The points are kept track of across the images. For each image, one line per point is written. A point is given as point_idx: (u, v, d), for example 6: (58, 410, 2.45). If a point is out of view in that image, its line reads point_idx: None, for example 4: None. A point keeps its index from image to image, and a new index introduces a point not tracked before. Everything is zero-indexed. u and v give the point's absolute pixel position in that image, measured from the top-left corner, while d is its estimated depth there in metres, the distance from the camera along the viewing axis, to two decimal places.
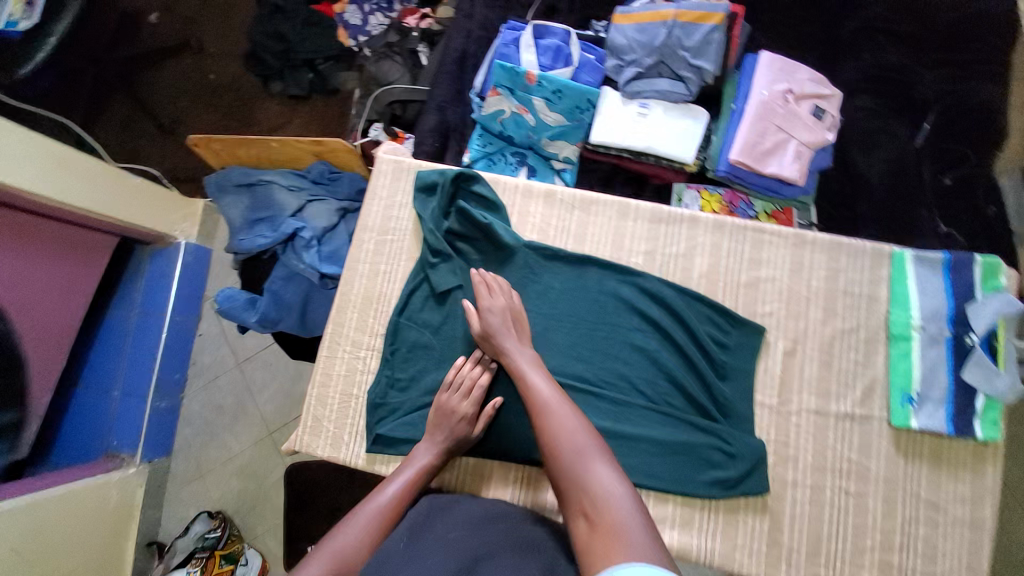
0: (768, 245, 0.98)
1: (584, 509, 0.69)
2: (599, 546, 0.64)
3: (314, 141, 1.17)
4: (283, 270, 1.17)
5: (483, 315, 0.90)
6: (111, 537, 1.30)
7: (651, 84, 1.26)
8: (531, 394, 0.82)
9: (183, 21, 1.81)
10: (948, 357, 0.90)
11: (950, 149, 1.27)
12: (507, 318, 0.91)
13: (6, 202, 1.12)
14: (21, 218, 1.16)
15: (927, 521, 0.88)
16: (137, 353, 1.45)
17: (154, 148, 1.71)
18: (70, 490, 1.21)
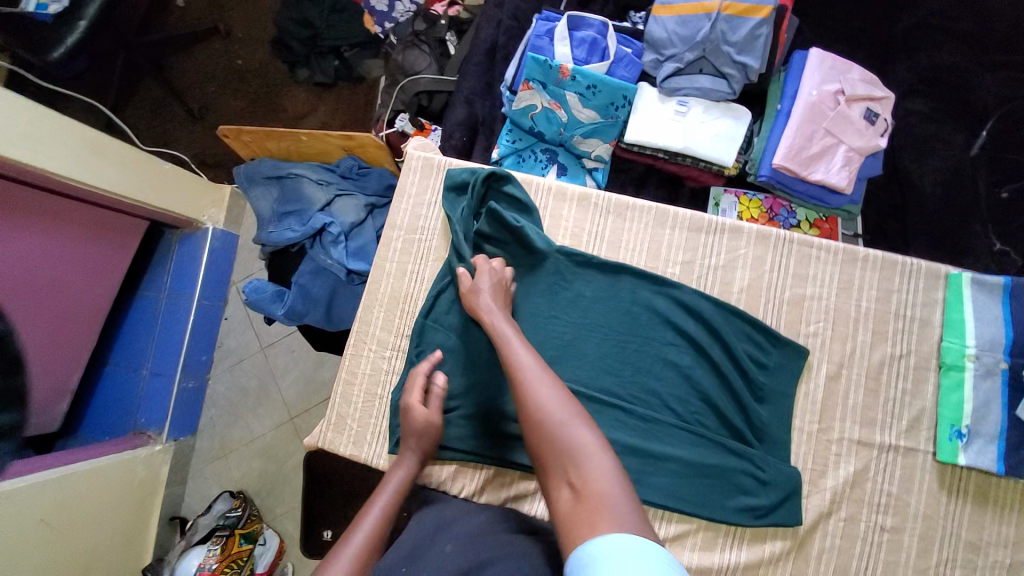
0: (814, 260, 0.93)
1: (570, 478, 0.61)
2: (583, 523, 0.55)
3: (345, 135, 1.15)
4: (310, 264, 1.16)
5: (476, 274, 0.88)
6: (136, 511, 1.33)
7: (691, 80, 1.20)
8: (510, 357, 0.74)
9: (212, 5, 1.80)
10: (1002, 393, 0.84)
11: (1010, 161, 1.19)
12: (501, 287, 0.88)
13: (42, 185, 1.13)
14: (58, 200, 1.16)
15: (966, 563, 0.85)
16: (166, 334, 1.46)
17: (183, 133, 1.72)
18: (102, 463, 1.23)
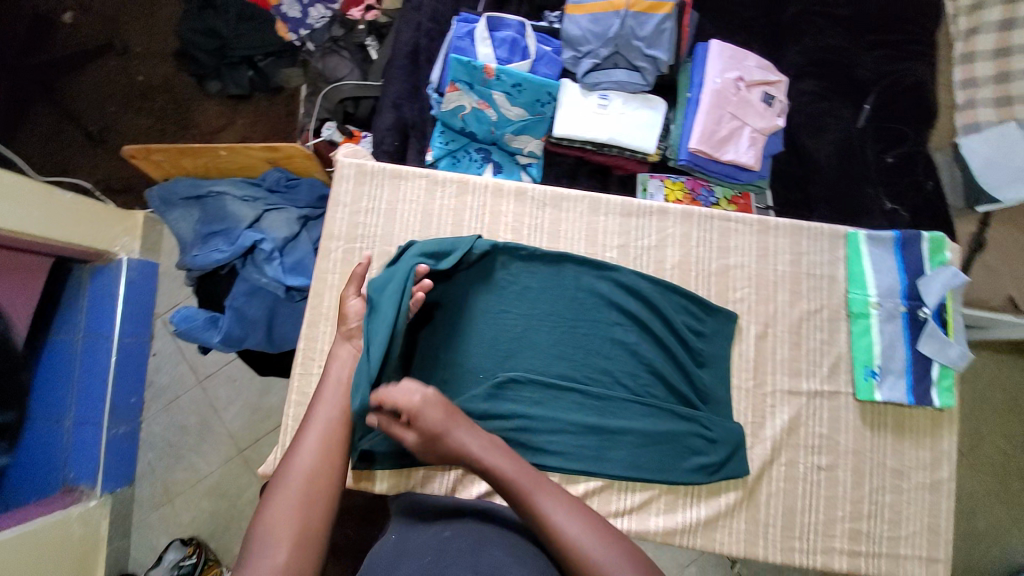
0: (734, 232, 1.01)
1: None
2: None
3: (267, 147, 1.09)
4: (244, 285, 1.10)
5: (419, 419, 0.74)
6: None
7: (608, 75, 1.26)
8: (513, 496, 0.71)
9: (104, 19, 1.67)
10: (903, 331, 0.96)
11: (890, 128, 1.35)
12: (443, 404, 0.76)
13: None
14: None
15: (892, 488, 0.95)
16: (88, 378, 1.34)
17: (85, 159, 1.58)
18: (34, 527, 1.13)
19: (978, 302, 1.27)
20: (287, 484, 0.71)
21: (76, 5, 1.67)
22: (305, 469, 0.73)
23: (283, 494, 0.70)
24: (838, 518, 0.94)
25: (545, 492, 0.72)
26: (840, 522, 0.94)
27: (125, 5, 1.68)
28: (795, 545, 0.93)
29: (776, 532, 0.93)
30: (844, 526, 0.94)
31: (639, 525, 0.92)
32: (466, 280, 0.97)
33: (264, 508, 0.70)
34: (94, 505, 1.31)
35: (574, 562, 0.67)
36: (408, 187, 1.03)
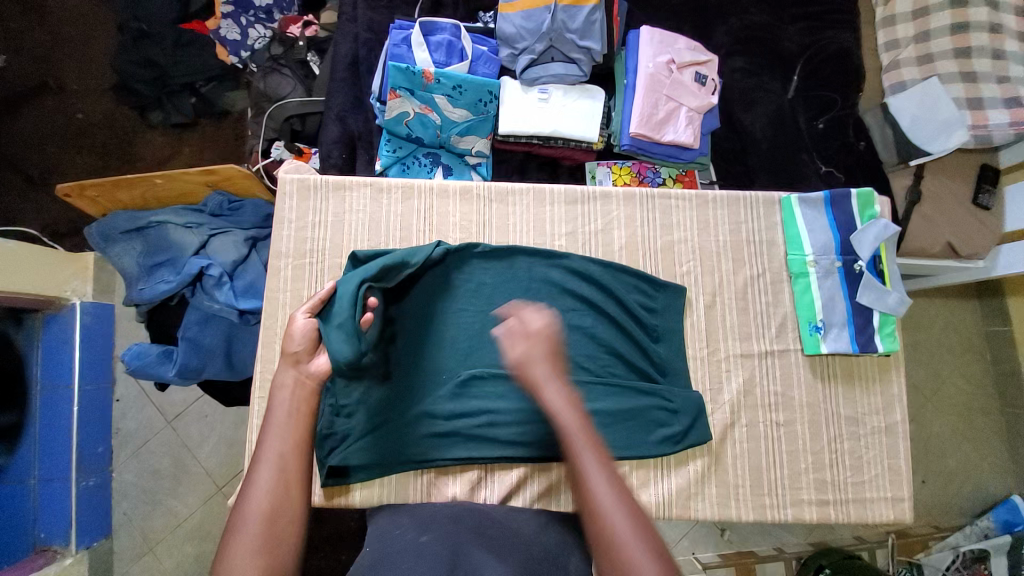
0: (675, 209, 1.04)
1: None
2: None
3: (204, 170, 1.09)
4: (197, 314, 1.10)
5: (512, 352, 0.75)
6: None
7: (547, 69, 1.28)
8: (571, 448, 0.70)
9: (33, 59, 1.62)
10: (842, 285, 1.01)
11: (819, 96, 1.41)
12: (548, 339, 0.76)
13: None
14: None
15: (850, 435, 1.00)
16: (49, 433, 1.31)
17: (27, 205, 1.53)
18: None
19: (920, 251, 1.32)
20: (244, 530, 0.66)
21: (4, 48, 1.62)
22: (263, 511, 0.67)
23: (241, 541, 0.65)
24: (802, 470, 0.98)
25: (600, 460, 0.69)
26: (805, 474, 0.98)
27: (56, 42, 1.63)
28: (766, 502, 0.96)
29: (746, 492, 0.96)
30: (809, 477, 0.98)
31: None
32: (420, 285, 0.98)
33: (222, 558, 0.64)
34: (69, 563, 1.27)
35: (603, 533, 0.65)
36: (354, 197, 1.03)
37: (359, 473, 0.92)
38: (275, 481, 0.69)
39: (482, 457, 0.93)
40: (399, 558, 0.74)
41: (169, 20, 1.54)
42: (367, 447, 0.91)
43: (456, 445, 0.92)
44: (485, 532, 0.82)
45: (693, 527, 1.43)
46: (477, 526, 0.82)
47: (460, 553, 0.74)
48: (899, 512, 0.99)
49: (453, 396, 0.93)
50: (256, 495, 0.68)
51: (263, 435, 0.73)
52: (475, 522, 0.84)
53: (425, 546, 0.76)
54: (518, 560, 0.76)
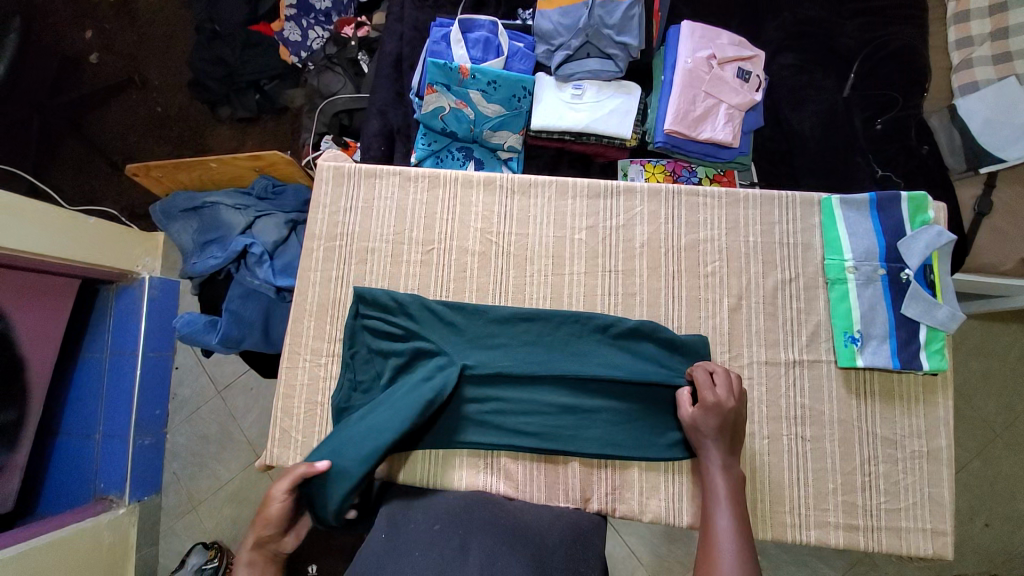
0: (702, 207, 1.01)
1: None
2: None
3: (252, 156, 1.17)
4: (239, 288, 1.16)
5: (704, 413, 0.85)
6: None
7: (582, 65, 1.27)
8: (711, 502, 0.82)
9: (124, 57, 1.79)
10: (885, 294, 0.94)
11: (878, 95, 1.30)
12: (726, 418, 0.85)
13: None
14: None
15: (887, 458, 0.92)
16: (115, 394, 1.44)
17: (110, 187, 1.70)
18: (66, 534, 1.23)
19: (989, 266, 1.20)
20: None
21: (100, 46, 1.79)
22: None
23: None
24: (829, 491, 0.91)
25: (740, 521, 0.79)
26: (832, 495, 0.91)
27: (144, 41, 1.80)
28: (786, 521, 0.91)
29: (765, 508, 0.91)
30: (837, 498, 0.91)
31: (622, 504, 0.94)
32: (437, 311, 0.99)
33: None
34: (123, 513, 1.40)
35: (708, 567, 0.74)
36: (383, 185, 1.07)
37: None
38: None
39: (487, 444, 0.94)
40: (413, 543, 0.76)
41: (239, 21, 1.65)
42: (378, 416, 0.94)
43: (464, 429, 0.94)
44: (499, 522, 0.81)
45: None
46: (492, 518, 0.82)
47: (475, 541, 0.75)
48: (942, 547, 0.90)
49: (469, 403, 0.95)
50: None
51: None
52: (488, 514, 0.83)
53: (437, 533, 0.77)
54: (529, 551, 0.75)
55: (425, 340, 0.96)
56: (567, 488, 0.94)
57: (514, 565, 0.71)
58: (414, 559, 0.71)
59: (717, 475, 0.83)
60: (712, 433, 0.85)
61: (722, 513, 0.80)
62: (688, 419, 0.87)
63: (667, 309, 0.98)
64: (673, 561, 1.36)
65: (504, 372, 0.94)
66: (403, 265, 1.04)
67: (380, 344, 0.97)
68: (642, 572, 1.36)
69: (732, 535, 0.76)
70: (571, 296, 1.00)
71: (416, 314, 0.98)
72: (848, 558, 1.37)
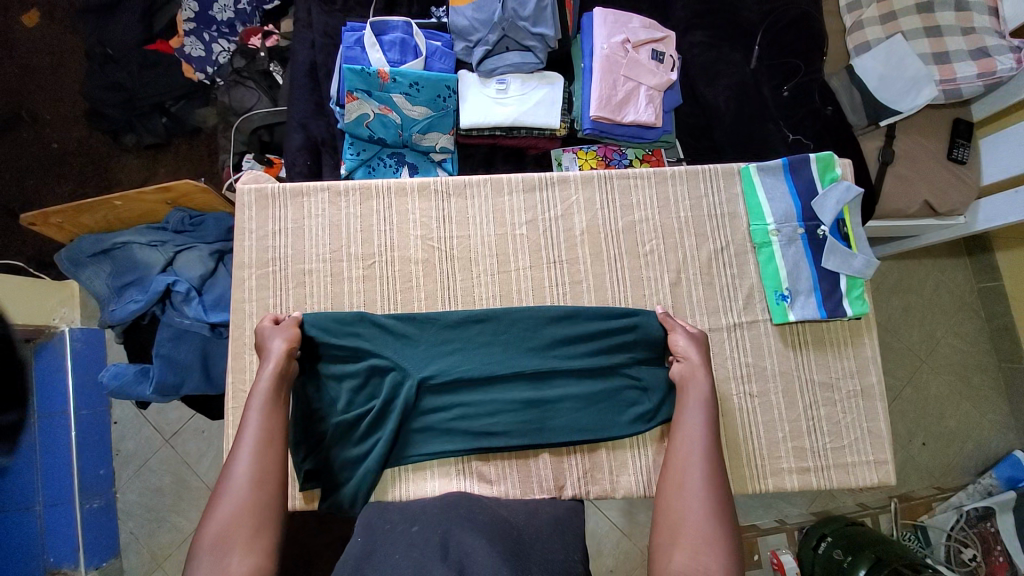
0: (634, 187, 1.03)
1: (684, 532, 0.75)
2: (676, 548, 0.74)
3: (159, 188, 1.08)
4: (168, 331, 1.07)
5: (674, 343, 0.93)
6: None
7: (502, 59, 1.27)
8: (685, 427, 0.85)
9: (5, 92, 1.62)
10: (806, 251, 1.00)
11: (782, 63, 1.38)
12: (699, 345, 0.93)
13: None
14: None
15: (826, 401, 0.99)
16: (50, 461, 1.31)
17: (11, 236, 1.54)
18: None
19: (897, 212, 1.30)
20: (233, 497, 0.75)
21: None
22: (217, 531, 0.73)
23: (232, 508, 0.74)
24: (781, 439, 0.97)
25: (712, 456, 0.81)
26: (783, 443, 0.97)
27: (27, 73, 1.64)
28: (747, 474, 0.95)
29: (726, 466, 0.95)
30: (788, 446, 0.97)
31: (595, 485, 0.96)
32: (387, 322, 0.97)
33: (210, 512, 0.74)
34: None
35: (674, 489, 0.79)
36: (312, 202, 1.03)
37: (344, 474, 0.92)
38: (251, 479, 0.77)
39: (455, 450, 0.94)
40: (392, 549, 0.74)
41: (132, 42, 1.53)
42: (341, 434, 0.92)
43: (431, 440, 0.94)
44: (477, 518, 0.81)
45: None
46: (467, 514, 0.81)
47: (455, 537, 0.74)
48: (885, 475, 0.99)
49: (432, 413, 0.95)
50: (227, 501, 0.75)
51: (241, 435, 0.81)
52: (466, 512, 0.82)
53: (415, 535, 0.75)
54: (508, 546, 0.75)
55: (379, 356, 0.94)
56: (540, 478, 0.95)
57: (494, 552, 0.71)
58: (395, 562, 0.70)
59: (693, 411, 0.86)
60: (699, 363, 0.90)
61: (694, 450, 0.82)
62: (680, 345, 0.93)
63: (613, 292, 1.00)
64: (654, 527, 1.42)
65: (461, 379, 0.94)
66: (345, 281, 1.01)
67: (332, 367, 0.95)
68: (627, 543, 1.41)
69: (701, 461, 0.80)
70: (520, 291, 1.01)
71: (363, 331, 0.96)
72: (809, 495, 1.48)
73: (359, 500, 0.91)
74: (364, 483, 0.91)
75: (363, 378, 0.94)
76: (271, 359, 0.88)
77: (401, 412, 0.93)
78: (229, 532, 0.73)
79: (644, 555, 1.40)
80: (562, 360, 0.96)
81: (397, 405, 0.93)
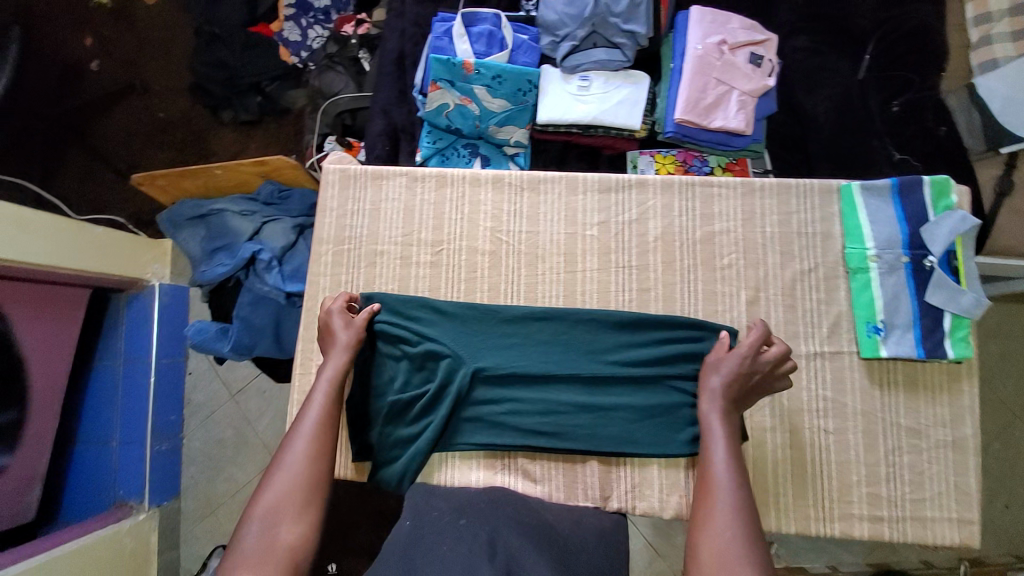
0: (718, 197, 0.97)
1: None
2: None
3: (255, 162, 1.13)
4: (249, 295, 1.15)
5: (722, 367, 0.86)
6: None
7: (588, 55, 1.24)
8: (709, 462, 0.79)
9: (125, 63, 1.78)
10: (909, 282, 0.92)
11: (894, 77, 1.27)
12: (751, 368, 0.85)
13: None
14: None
15: (910, 448, 0.90)
16: (129, 403, 1.46)
17: (116, 195, 1.70)
18: (84, 542, 1.23)
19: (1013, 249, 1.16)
20: (289, 471, 0.79)
21: (101, 54, 1.78)
22: (272, 501, 0.76)
23: (286, 481, 0.78)
24: (854, 483, 0.89)
25: (744, 497, 0.74)
26: (856, 487, 0.89)
27: (144, 47, 1.79)
28: (810, 514, 0.89)
29: (787, 502, 0.89)
30: (861, 490, 0.89)
31: (642, 501, 0.92)
32: (448, 310, 0.98)
33: (266, 483, 0.78)
34: (143, 517, 1.41)
35: (701, 528, 0.73)
36: (390, 186, 1.06)
37: (393, 452, 0.95)
38: (306, 455, 0.81)
39: (501, 445, 0.94)
40: (440, 538, 0.74)
41: (239, 23, 1.64)
42: (395, 414, 0.95)
43: (480, 431, 0.94)
44: (522, 520, 0.80)
45: None
46: (515, 515, 0.80)
47: (504, 539, 0.74)
48: (968, 537, 0.89)
49: (482, 405, 0.95)
50: (282, 473, 0.79)
51: (302, 416, 0.85)
52: (512, 511, 0.82)
53: (463, 529, 0.75)
54: (556, 557, 0.73)
55: (437, 343, 0.96)
56: (586, 486, 0.93)
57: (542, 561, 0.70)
58: (443, 554, 0.70)
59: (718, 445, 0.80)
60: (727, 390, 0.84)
61: (725, 490, 0.75)
62: (712, 385, 0.85)
63: (684, 303, 0.96)
64: None
65: (515, 374, 0.94)
66: (413, 266, 1.03)
67: (391, 348, 0.97)
68: (657, 562, 1.36)
69: (732, 501, 0.74)
70: (584, 293, 0.98)
71: (422, 316, 0.98)
72: (867, 544, 1.36)
73: (404, 479, 0.93)
74: (411, 463, 0.93)
75: (420, 363, 0.96)
76: (338, 347, 0.92)
77: (453, 399, 0.94)
78: (282, 503, 0.76)
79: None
80: (620, 368, 0.93)
81: (450, 393, 0.94)
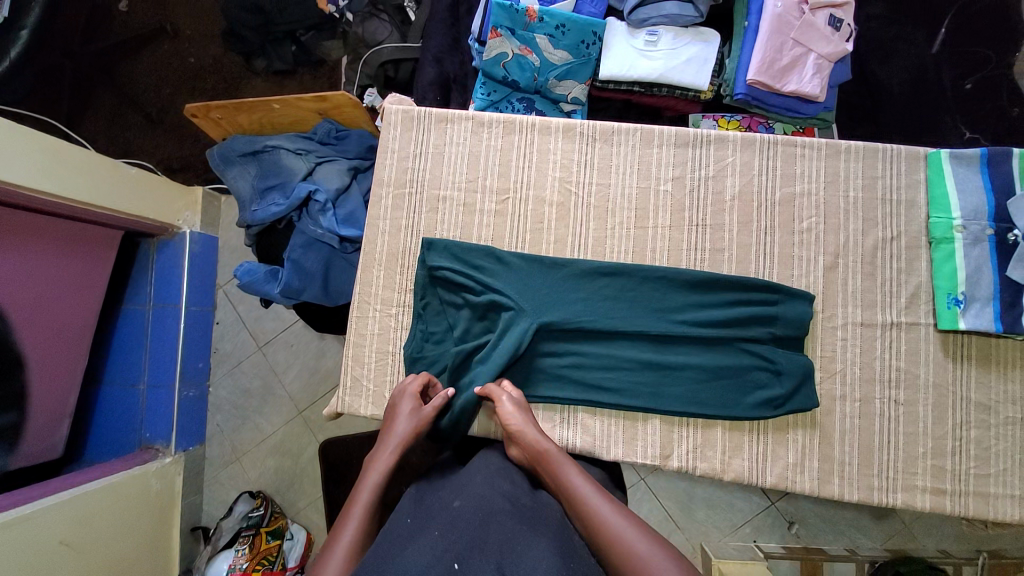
0: (800, 158, 0.95)
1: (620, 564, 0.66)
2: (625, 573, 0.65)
3: (317, 97, 1.12)
4: (301, 238, 1.12)
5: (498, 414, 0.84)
6: (156, 527, 1.35)
7: (658, 9, 1.17)
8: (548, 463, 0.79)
9: (155, 4, 1.69)
10: (992, 255, 0.87)
11: (971, 52, 1.22)
12: (521, 407, 0.86)
13: (17, 202, 1.09)
14: (11, 211, 1.09)
15: (979, 423, 0.89)
16: (157, 346, 1.43)
17: (145, 140, 1.64)
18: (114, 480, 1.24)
19: None
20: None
21: None
22: None
23: None
24: (920, 455, 0.88)
25: (590, 477, 0.77)
26: (922, 459, 0.88)
27: None
28: (874, 484, 0.88)
29: (851, 469, 0.88)
30: (926, 462, 0.88)
31: (703, 462, 0.90)
32: (507, 261, 0.96)
33: None
34: (169, 461, 1.41)
35: (583, 517, 0.72)
36: (455, 130, 1.02)
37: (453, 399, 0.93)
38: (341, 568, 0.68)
39: (563, 399, 0.92)
40: (431, 524, 0.68)
41: None
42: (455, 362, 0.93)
43: (542, 383, 0.93)
44: (519, 500, 0.73)
45: (755, 515, 1.36)
46: (512, 495, 0.74)
47: (498, 523, 0.67)
48: None
49: (545, 358, 0.93)
50: None
51: (344, 519, 0.73)
52: (509, 489, 0.75)
53: (456, 512, 0.69)
54: (555, 542, 0.64)
55: (501, 292, 0.94)
56: (646, 444, 0.91)
57: (537, 546, 0.63)
58: (426, 543, 0.63)
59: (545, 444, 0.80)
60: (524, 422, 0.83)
61: (580, 479, 0.76)
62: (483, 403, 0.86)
63: (758, 267, 0.93)
64: (711, 527, 1.36)
65: (580, 329, 0.92)
66: (477, 214, 1.00)
67: (452, 295, 0.95)
68: (677, 536, 1.36)
69: (593, 486, 0.75)
70: (654, 250, 0.96)
71: (486, 265, 0.96)
72: (887, 529, 1.34)
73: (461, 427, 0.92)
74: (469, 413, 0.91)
75: (482, 312, 0.94)
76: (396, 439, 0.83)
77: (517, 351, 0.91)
78: None
79: (693, 552, 1.35)
80: (688, 327, 0.91)
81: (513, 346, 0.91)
